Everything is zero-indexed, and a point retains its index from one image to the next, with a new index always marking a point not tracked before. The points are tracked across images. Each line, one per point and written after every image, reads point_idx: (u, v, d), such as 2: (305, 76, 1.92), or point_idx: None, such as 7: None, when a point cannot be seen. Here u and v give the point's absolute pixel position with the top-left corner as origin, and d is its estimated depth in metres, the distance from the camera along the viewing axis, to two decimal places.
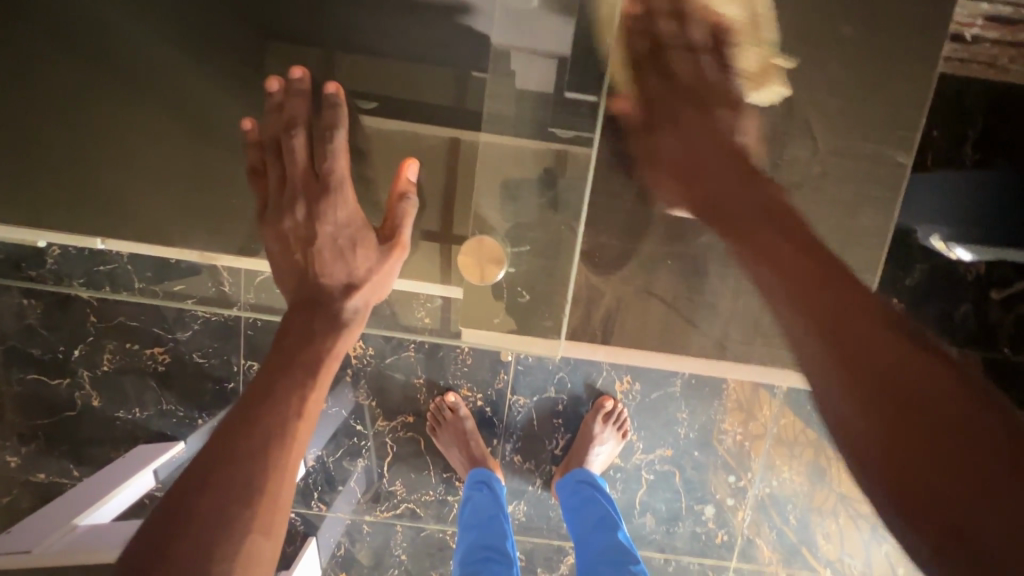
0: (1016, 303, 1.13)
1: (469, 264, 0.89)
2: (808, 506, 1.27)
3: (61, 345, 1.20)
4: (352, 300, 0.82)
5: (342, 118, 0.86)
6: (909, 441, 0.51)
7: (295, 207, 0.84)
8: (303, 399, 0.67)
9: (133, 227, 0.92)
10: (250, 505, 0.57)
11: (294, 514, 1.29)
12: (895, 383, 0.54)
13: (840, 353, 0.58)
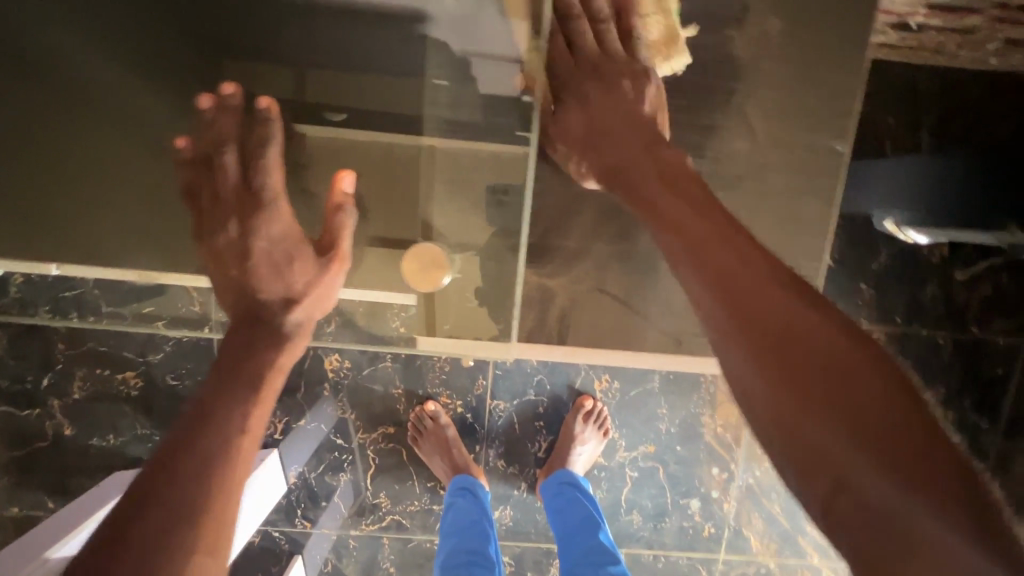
0: (980, 283, 1.16)
1: (415, 274, 0.90)
2: (793, 493, 1.28)
3: (30, 375, 1.17)
4: (293, 314, 0.84)
5: (274, 134, 0.86)
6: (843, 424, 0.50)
7: (227, 223, 0.85)
8: (247, 415, 0.67)
9: (74, 249, 0.91)
10: (193, 524, 0.55)
11: (278, 533, 1.27)
12: (816, 383, 0.52)
13: (759, 342, 0.56)
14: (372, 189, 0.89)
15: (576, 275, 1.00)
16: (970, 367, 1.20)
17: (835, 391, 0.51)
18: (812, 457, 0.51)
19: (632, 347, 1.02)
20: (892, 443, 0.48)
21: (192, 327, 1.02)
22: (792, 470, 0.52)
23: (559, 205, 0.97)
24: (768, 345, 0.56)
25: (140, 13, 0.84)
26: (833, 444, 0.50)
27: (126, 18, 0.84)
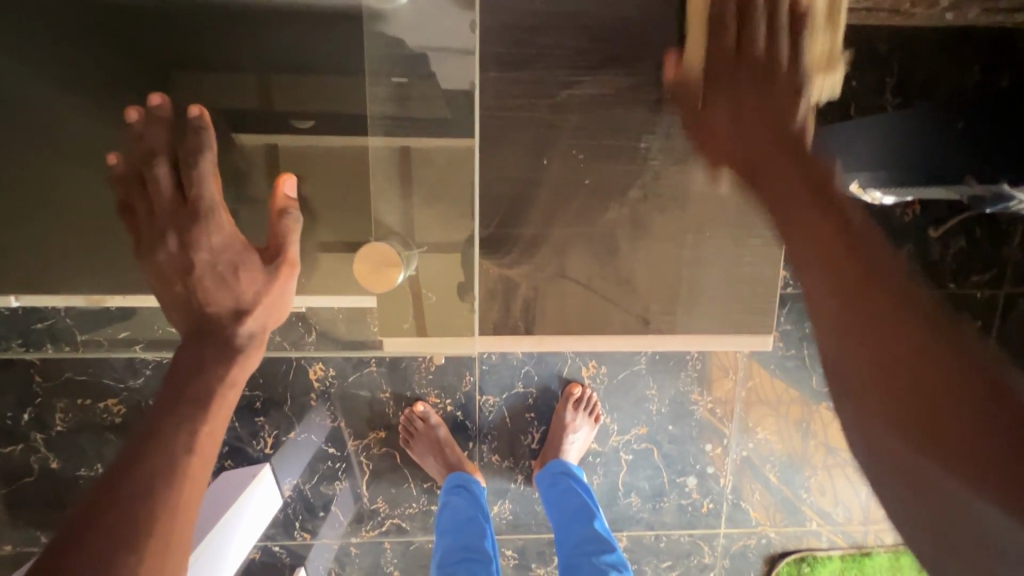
0: (953, 238, 1.18)
1: (370, 277, 0.88)
2: (787, 462, 1.29)
3: (9, 411, 1.15)
4: (245, 325, 0.74)
5: (207, 141, 0.81)
6: (918, 414, 0.61)
7: (166, 238, 0.79)
8: (194, 433, 0.62)
9: (31, 280, 0.91)
10: (136, 548, 0.53)
11: (279, 547, 1.27)
12: (886, 363, 0.64)
13: (851, 325, 0.69)
14: (334, 193, 0.87)
15: (552, 263, 0.99)
16: None
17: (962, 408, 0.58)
18: (903, 464, 0.62)
19: (611, 329, 1.04)
20: (993, 474, 0.55)
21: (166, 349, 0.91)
22: (902, 442, 0.62)
23: (528, 195, 0.95)
24: (863, 333, 0.67)
25: (78, 32, 0.83)
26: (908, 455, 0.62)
27: (62, 38, 0.83)
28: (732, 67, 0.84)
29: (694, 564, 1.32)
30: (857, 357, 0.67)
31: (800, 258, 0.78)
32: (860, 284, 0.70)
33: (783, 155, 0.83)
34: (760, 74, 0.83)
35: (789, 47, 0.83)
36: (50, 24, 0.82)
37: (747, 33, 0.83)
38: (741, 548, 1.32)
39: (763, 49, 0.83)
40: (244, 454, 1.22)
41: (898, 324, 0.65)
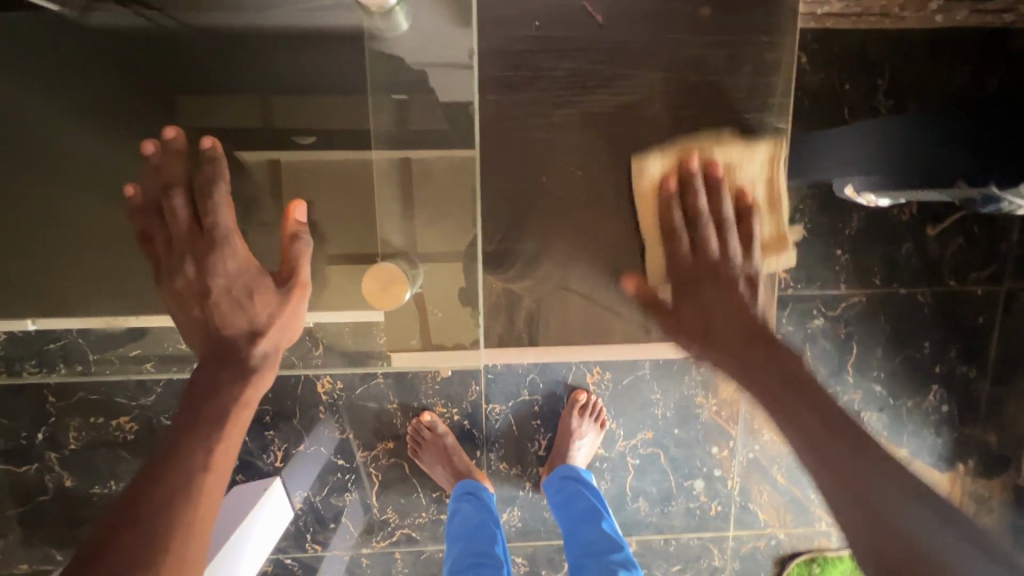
0: (951, 236, 1.19)
1: (376, 294, 0.89)
2: (793, 462, 1.30)
3: (24, 431, 1.17)
4: (259, 346, 0.78)
5: (222, 171, 0.85)
6: (843, 446, 0.67)
7: (184, 265, 0.82)
8: (210, 452, 0.64)
9: (42, 303, 0.92)
10: (154, 565, 0.54)
11: (291, 559, 1.28)
12: (809, 399, 0.73)
13: (779, 377, 0.77)
14: (337, 209, 0.89)
15: (554, 272, 1.00)
16: (952, 319, 1.23)
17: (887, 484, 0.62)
18: (852, 492, 0.63)
19: (614, 339, 1.04)
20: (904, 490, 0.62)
21: (181, 366, 0.93)
22: (833, 482, 0.65)
23: (528, 206, 0.97)
24: (780, 377, 0.77)
25: (87, 62, 0.85)
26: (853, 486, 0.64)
27: (71, 68, 0.85)
28: (695, 278, 0.91)
29: (704, 567, 1.32)
30: (780, 400, 0.74)
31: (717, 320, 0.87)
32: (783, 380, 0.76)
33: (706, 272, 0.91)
34: (720, 278, 0.90)
35: (740, 245, 0.92)
36: (59, 54, 0.85)
37: (699, 238, 0.91)
38: (751, 549, 1.32)
39: (718, 252, 0.91)
40: (254, 468, 1.24)
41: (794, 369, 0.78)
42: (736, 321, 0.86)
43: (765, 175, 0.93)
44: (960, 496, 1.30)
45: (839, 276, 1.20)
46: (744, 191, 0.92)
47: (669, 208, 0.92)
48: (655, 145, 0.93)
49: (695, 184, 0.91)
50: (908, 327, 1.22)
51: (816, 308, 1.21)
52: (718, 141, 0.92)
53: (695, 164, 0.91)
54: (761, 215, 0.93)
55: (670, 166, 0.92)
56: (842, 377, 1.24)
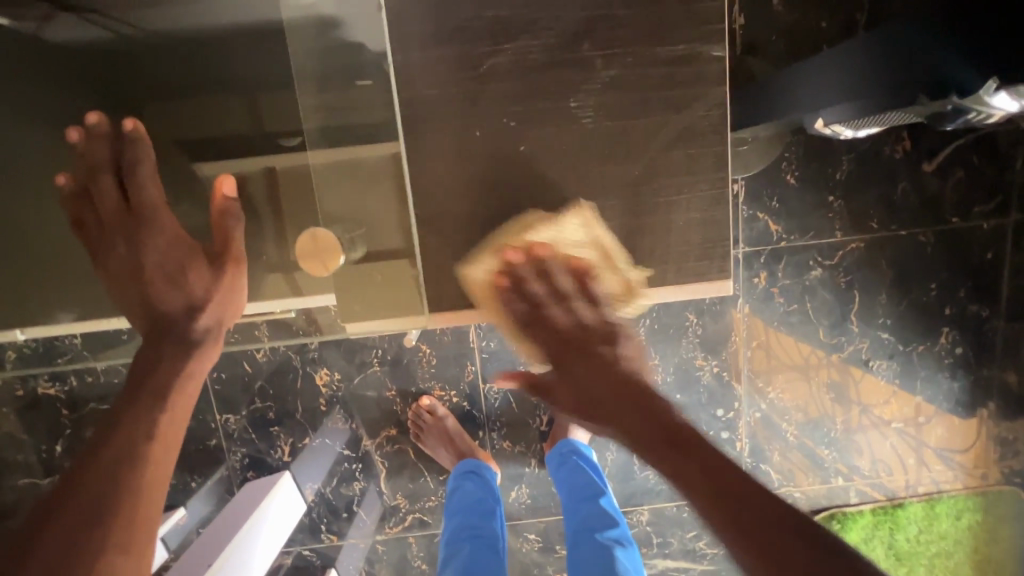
0: (951, 168, 1.14)
1: (309, 258, 0.87)
2: (803, 419, 1.26)
3: (43, 445, 1.21)
4: (200, 322, 0.80)
5: (144, 150, 0.83)
6: (752, 518, 0.58)
7: (115, 244, 0.82)
8: (155, 421, 0.65)
9: (16, 312, 0.92)
10: (101, 524, 0.55)
11: (309, 550, 1.30)
12: (718, 470, 0.62)
13: (689, 468, 0.63)
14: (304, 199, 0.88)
15: None
16: (959, 257, 1.18)
17: (760, 505, 0.59)
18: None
19: None
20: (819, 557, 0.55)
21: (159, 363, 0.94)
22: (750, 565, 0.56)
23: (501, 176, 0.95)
24: (667, 429, 0.68)
25: (46, 73, 0.86)
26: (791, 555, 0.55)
27: (33, 81, 0.87)
28: (564, 349, 0.80)
29: None
30: (690, 482, 0.62)
31: (647, 443, 0.68)
32: (694, 467, 0.63)
33: (618, 381, 0.76)
34: (584, 351, 0.79)
35: (590, 310, 0.82)
36: (23, 71, 0.86)
37: (546, 305, 0.83)
38: None
39: (568, 319, 0.82)
40: (266, 464, 1.27)
41: (725, 469, 0.63)
42: (622, 392, 0.74)
43: (588, 239, 0.85)
44: (983, 442, 1.26)
45: (834, 224, 1.16)
46: (577, 265, 0.83)
47: (518, 293, 0.83)
48: (510, 320, 0.86)
49: (532, 280, 0.83)
50: (910, 270, 1.18)
51: (813, 259, 1.17)
52: (536, 224, 0.85)
53: (519, 254, 0.83)
54: (600, 276, 0.84)
55: (495, 266, 0.85)
56: (846, 327, 1.20)
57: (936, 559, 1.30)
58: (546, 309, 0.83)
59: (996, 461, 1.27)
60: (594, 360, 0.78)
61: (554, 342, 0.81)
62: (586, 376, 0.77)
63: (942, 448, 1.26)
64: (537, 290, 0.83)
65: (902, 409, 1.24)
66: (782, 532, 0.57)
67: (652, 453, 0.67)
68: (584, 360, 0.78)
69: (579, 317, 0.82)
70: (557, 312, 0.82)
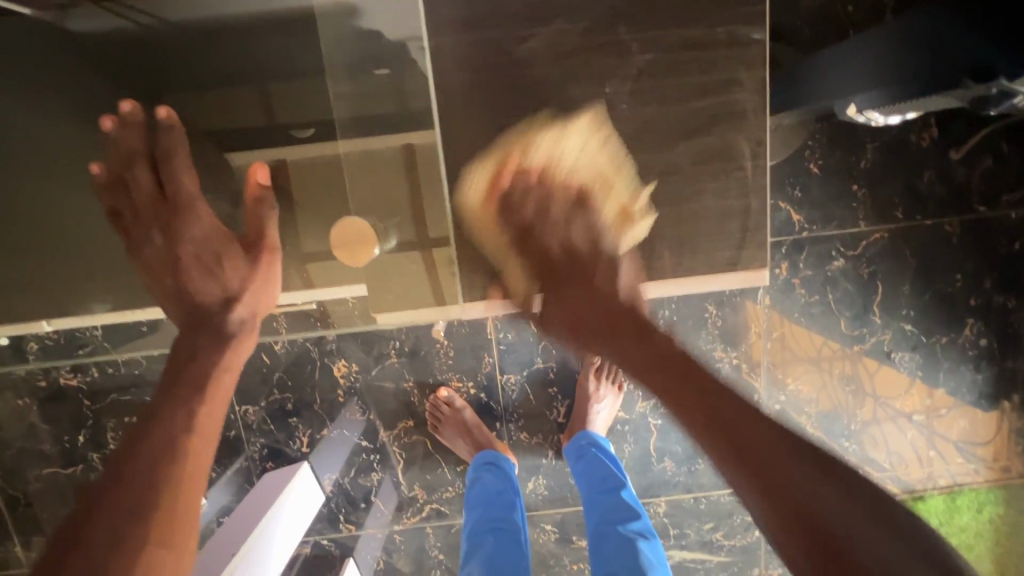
0: (980, 157, 1.12)
1: (342, 247, 0.86)
2: (824, 411, 1.25)
3: (66, 435, 1.23)
4: (235, 312, 0.86)
5: (180, 142, 0.86)
6: (728, 425, 0.60)
7: (152, 235, 0.85)
8: (192, 414, 0.66)
9: (42, 304, 0.93)
10: (145, 518, 0.55)
11: (328, 540, 1.32)
12: (708, 388, 0.64)
13: (673, 388, 0.66)
14: (325, 190, 0.88)
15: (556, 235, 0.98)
16: (985, 247, 1.15)
17: (748, 420, 0.60)
18: (762, 471, 0.55)
19: None
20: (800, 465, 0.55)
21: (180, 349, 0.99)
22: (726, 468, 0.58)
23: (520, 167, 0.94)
24: (659, 352, 0.72)
25: (67, 64, 0.86)
26: (773, 455, 0.56)
27: (53, 72, 0.86)
28: (555, 281, 0.85)
29: (737, 523, 1.30)
30: (674, 403, 0.66)
31: (640, 361, 0.73)
32: (678, 382, 0.67)
33: (609, 298, 0.81)
34: (581, 277, 0.83)
35: (586, 229, 0.86)
36: (43, 60, 0.86)
37: (539, 241, 0.86)
38: None
39: (558, 250, 0.86)
40: (284, 455, 1.28)
41: (716, 390, 0.64)
42: (624, 314, 0.79)
43: (589, 150, 0.84)
44: (1005, 435, 1.24)
45: (858, 213, 1.14)
46: (574, 194, 0.86)
47: (529, 240, 0.86)
48: (506, 252, 0.87)
49: (512, 194, 0.85)
50: (935, 260, 1.16)
51: (836, 250, 1.16)
52: (547, 132, 0.83)
53: (512, 172, 0.85)
54: (595, 200, 0.86)
55: (486, 178, 0.84)
56: (868, 319, 1.19)
57: None
58: (527, 234, 0.86)
59: (1018, 454, 1.25)
60: (586, 288, 0.82)
61: (575, 292, 0.82)
62: (577, 301, 0.82)
63: (965, 441, 1.24)
64: (510, 191, 0.85)
65: (924, 401, 1.22)
66: (758, 430, 0.59)
67: (648, 372, 0.71)
68: (598, 287, 0.82)
69: (597, 234, 0.86)
70: (530, 233, 0.86)
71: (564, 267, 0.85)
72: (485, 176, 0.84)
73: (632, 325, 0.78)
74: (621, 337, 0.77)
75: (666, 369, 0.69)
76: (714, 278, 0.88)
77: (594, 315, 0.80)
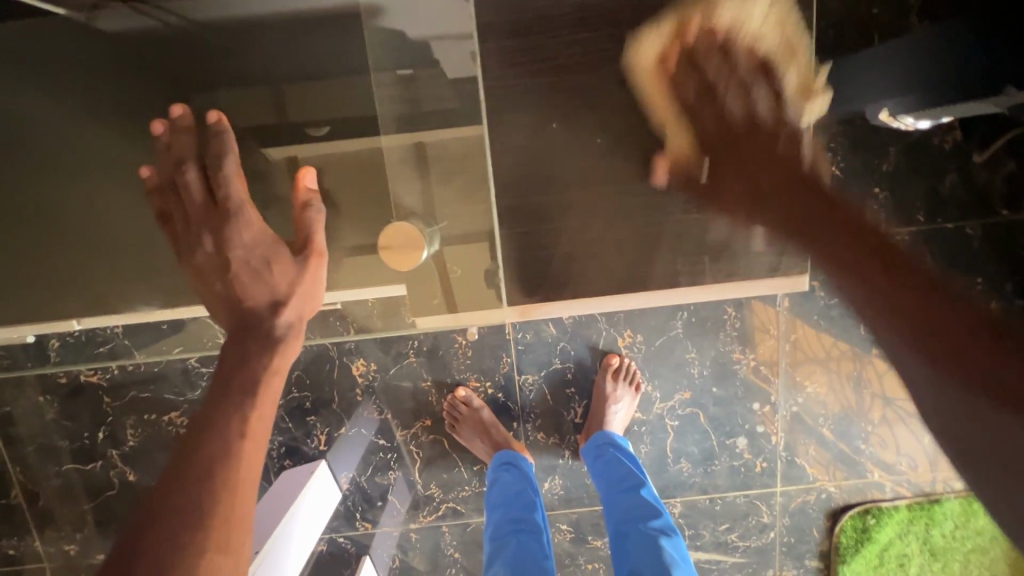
0: (1003, 160, 1.11)
1: (389, 250, 0.89)
2: (841, 413, 1.25)
3: (86, 432, 1.24)
4: (283, 317, 0.78)
5: (230, 145, 0.84)
6: (917, 322, 0.68)
7: (201, 240, 0.83)
8: (245, 418, 0.65)
9: (78, 301, 0.95)
10: (201, 524, 0.56)
11: (344, 537, 1.32)
12: (922, 285, 0.71)
13: (881, 286, 0.73)
14: (351, 191, 0.89)
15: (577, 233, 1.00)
16: (1006, 251, 1.15)
17: (929, 317, 0.68)
18: (949, 358, 0.64)
19: (635, 292, 0.97)
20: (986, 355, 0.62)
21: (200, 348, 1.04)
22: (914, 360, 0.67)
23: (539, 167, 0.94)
24: (853, 247, 0.77)
25: (96, 65, 0.86)
26: (966, 349, 0.63)
27: (83, 74, 0.87)
28: (727, 146, 0.85)
29: (753, 525, 1.30)
30: (867, 307, 0.73)
31: (841, 256, 0.78)
32: (891, 275, 0.73)
33: (800, 188, 0.82)
34: (742, 141, 0.84)
35: (769, 99, 0.84)
36: (68, 59, 0.86)
37: (721, 104, 0.83)
38: (801, 505, 1.29)
39: (741, 108, 0.83)
40: (301, 453, 1.28)
41: (924, 290, 0.70)
42: (826, 210, 0.81)
43: (772, 24, 0.82)
44: None
45: (879, 216, 1.13)
46: (762, 60, 0.82)
47: (726, 100, 0.83)
48: (673, 123, 0.87)
49: (705, 58, 0.82)
50: (956, 264, 1.15)
51: None
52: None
53: (696, 29, 0.82)
54: (780, 67, 0.83)
55: (667, 41, 0.84)
56: None
57: (971, 556, 1.29)
58: (733, 141, 0.84)
59: None
60: (776, 164, 0.83)
61: (768, 166, 0.83)
62: (761, 181, 0.84)
63: None
64: (677, 68, 0.84)
65: None
66: (958, 321, 0.67)
67: (864, 269, 0.75)
68: (766, 164, 0.83)
69: (756, 104, 0.83)
70: (731, 95, 0.83)
71: (722, 143, 0.85)
72: (667, 60, 0.84)
73: (823, 215, 0.81)
74: (840, 243, 0.78)
75: (869, 287, 0.74)
76: (749, 284, 0.98)
77: (814, 214, 0.81)
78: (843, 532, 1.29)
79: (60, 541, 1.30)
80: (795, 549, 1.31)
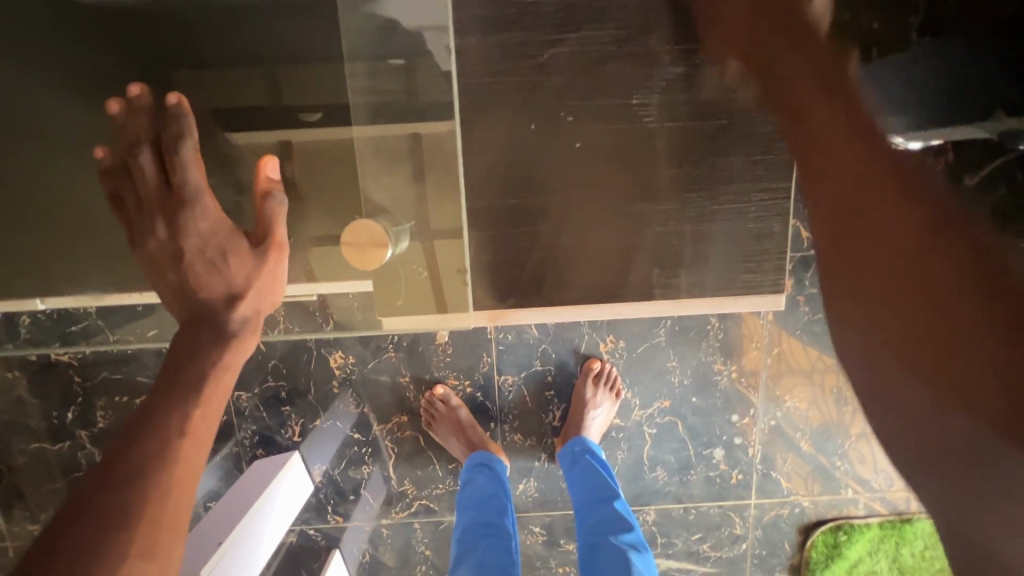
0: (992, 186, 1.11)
1: (353, 247, 0.84)
2: (818, 429, 1.25)
3: (55, 411, 1.21)
4: (238, 310, 0.74)
5: (188, 126, 0.78)
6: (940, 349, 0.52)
7: (155, 226, 0.79)
8: (187, 417, 0.62)
9: (41, 281, 0.93)
10: (124, 528, 0.54)
11: (315, 530, 1.31)
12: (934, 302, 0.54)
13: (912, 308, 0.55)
14: (332, 180, 0.87)
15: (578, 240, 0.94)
16: None
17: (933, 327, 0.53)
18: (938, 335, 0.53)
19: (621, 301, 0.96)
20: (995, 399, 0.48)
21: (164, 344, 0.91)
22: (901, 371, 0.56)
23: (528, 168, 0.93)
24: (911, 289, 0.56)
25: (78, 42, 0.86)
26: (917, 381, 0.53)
27: (67, 52, 0.87)
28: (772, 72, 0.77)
29: (725, 535, 1.30)
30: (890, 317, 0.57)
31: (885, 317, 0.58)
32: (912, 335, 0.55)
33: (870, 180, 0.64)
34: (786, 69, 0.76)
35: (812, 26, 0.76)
36: (57, 40, 0.86)
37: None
38: (774, 517, 1.29)
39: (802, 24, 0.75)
40: (275, 443, 1.26)
41: (947, 308, 0.53)
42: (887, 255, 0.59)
43: None
44: None
45: None
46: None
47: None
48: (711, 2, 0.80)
49: None
50: None
51: None
52: None
53: None
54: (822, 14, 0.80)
55: None
56: None
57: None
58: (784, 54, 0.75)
59: None
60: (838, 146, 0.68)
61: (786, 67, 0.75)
62: (824, 141, 0.69)
63: None
64: None
65: None
66: (964, 308, 0.52)
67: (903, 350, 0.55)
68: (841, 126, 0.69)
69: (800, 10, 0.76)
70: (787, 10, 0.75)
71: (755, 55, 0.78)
72: None
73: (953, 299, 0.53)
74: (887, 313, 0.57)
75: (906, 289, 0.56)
76: (727, 301, 0.97)
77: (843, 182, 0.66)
78: (815, 547, 1.29)
79: (24, 521, 1.27)
80: (766, 561, 1.32)
